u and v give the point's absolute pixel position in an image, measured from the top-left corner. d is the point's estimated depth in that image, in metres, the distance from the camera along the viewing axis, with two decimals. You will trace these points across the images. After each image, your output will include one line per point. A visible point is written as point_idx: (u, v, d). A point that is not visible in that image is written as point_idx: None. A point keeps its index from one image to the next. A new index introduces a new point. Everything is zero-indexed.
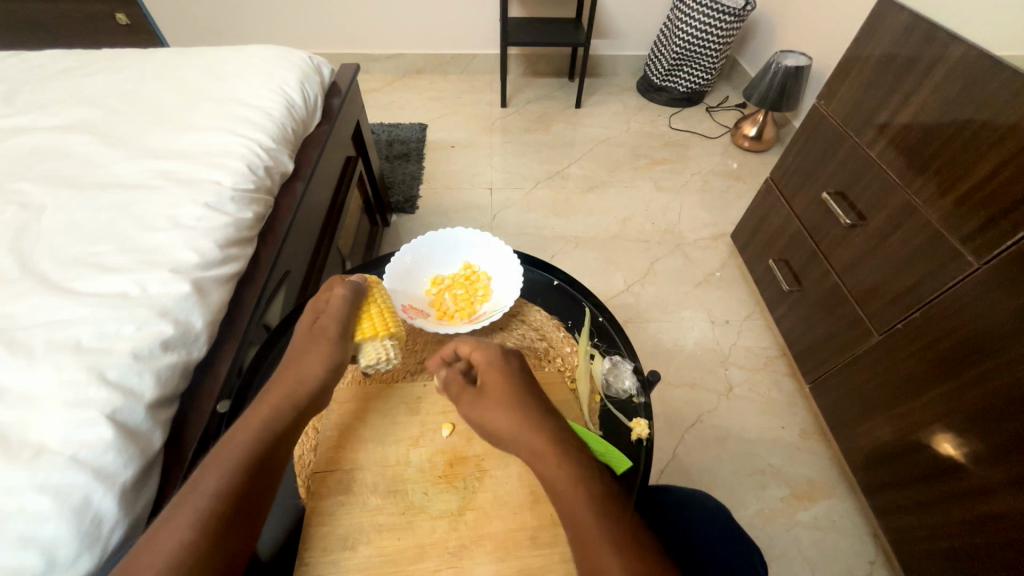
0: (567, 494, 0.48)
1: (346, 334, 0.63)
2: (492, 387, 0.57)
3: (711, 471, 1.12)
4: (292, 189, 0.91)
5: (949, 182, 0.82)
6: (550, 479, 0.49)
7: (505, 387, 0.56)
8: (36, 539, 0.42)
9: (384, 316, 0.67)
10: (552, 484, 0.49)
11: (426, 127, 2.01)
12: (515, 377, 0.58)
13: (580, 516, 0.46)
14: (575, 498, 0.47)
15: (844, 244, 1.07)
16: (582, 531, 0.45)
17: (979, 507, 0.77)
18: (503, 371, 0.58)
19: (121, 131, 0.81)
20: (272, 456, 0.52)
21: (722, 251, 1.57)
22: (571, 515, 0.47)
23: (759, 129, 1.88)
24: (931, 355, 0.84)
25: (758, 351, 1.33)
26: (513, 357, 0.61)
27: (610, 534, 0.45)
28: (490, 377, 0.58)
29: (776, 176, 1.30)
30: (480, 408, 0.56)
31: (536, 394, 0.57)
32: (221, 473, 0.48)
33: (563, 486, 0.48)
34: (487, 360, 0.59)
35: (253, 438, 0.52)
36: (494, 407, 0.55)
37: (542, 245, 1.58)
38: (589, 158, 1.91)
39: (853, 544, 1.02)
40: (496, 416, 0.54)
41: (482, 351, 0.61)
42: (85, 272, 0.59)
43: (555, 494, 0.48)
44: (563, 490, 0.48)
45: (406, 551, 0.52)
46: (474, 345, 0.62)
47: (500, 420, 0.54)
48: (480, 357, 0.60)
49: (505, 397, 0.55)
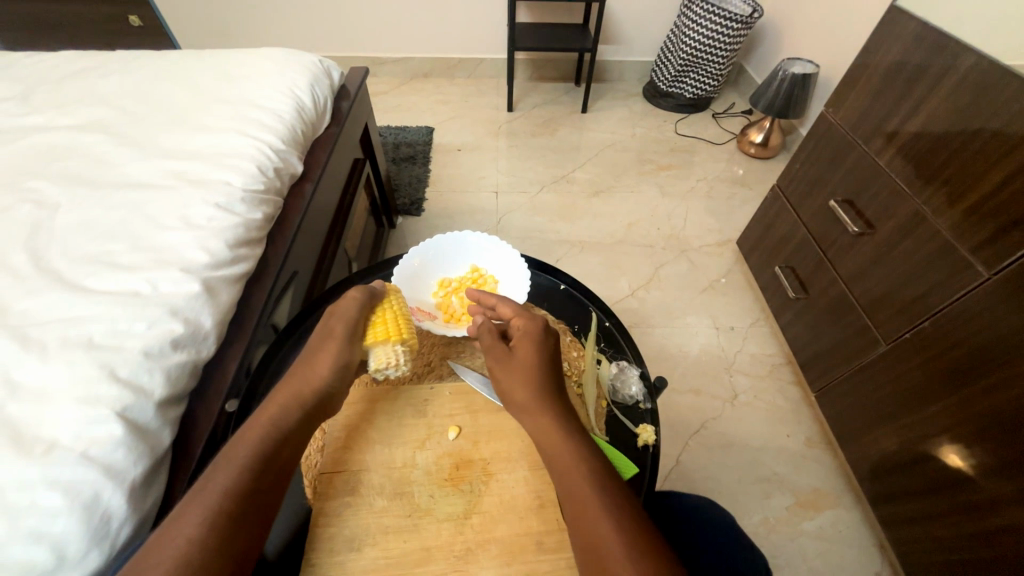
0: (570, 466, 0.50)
1: (355, 336, 0.63)
2: (523, 355, 0.58)
3: (714, 478, 1.11)
4: (302, 190, 0.92)
5: (959, 191, 0.82)
6: (554, 450, 0.52)
7: (535, 357, 0.58)
8: (47, 535, 0.43)
9: (398, 322, 0.67)
10: (557, 456, 0.51)
11: (433, 130, 2.02)
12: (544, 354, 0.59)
13: (579, 487, 0.48)
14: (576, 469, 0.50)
15: (851, 251, 1.07)
16: (582, 501, 0.47)
17: (987, 520, 0.76)
18: (538, 342, 0.60)
19: (134, 131, 0.82)
20: (279, 456, 0.52)
21: (727, 257, 1.57)
22: (570, 486, 0.49)
23: (765, 136, 1.88)
24: (938, 365, 0.84)
25: (763, 358, 1.32)
26: (553, 334, 0.62)
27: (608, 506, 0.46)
28: (523, 343, 0.59)
29: (783, 183, 1.30)
30: (505, 365, 0.58)
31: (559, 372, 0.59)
32: (229, 471, 0.48)
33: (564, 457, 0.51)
34: (527, 329, 0.61)
35: (261, 436, 0.52)
36: (519, 370, 0.57)
37: (547, 249, 1.58)
38: (594, 163, 1.91)
39: (859, 555, 1.01)
40: (519, 379, 0.57)
41: (526, 319, 0.62)
42: (97, 270, 0.60)
43: (557, 465, 0.51)
44: (565, 462, 0.50)
45: (411, 554, 0.52)
46: (520, 313, 0.64)
47: (521, 383, 0.57)
48: (522, 323, 0.62)
49: (532, 368, 0.57)
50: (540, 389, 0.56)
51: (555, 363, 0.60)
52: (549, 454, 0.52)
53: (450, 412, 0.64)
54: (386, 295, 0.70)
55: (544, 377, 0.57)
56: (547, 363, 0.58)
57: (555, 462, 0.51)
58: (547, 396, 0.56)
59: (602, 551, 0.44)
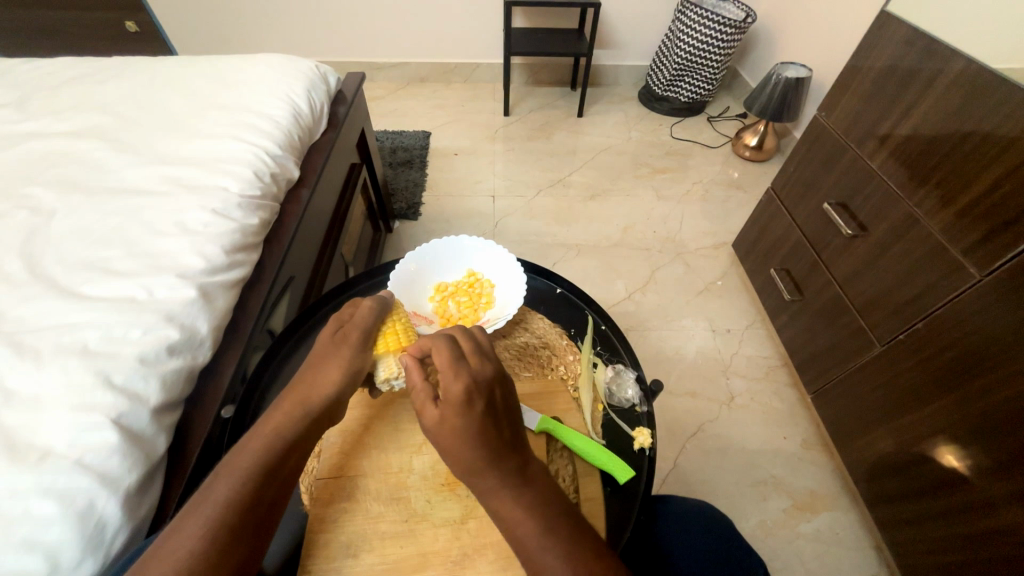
0: (522, 533, 0.48)
1: (367, 346, 0.63)
2: (451, 428, 0.50)
3: (712, 480, 1.11)
4: (298, 195, 0.92)
5: (950, 193, 0.83)
6: (504, 516, 0.48)
7: (462, 432, 0.50)
8: (40, 543, 0.42)
9: (409, 334, 0.67)
10: (505, 521, 0.48)
11: (430, 135, 2.03)
12: (476, 423, 0.50)
13: (532, 550, 0.47)
14: (528, 535, 0.47)
15: (845, 254, 1.08)
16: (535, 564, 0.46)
17: (981, 520, 0.77)
18: (463, 409, 0.51)
19: (132, 137, 0.82)
20: (287, 465, 0.52)
21: (723, 260, 1.58)
22: (523, 549, 0.47)
23: (760, 139, 1.90)
24: (931, 366, 0.85)
25: (759, 360, 1.33)
26: (487, 391, 0.53)
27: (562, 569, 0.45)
28: (450, 413, 0.51)
29: (778, 186, 1.31)
30: (434, 436, 0.52)
31: (499, 438, 0.51)
32: (234, 482, 0.48)
33: (516, 519, 0.48)
34: (456, 390, 0.51)
35: (268, 445, 0.52)
36: (449, 443, 0.50)
37: (543, 253, 1.58)
38: (590, 166, 1.92)
39: (855, 556, 1.02)
40: (450, 455, 0.50)
41: (455, 378, 0.52)
42: (93, 276, 0.60)
43: (508, 529, 0.48)
44: (522, 538, 0.47)
45: (408, 560, 0.52)
46: (444, 366, 0.53)
47: (455, 453, 0.50)
48: (445, 384, 0.52)
49: (464, 441, 0.50)
50: (476, 461, 0.50)
51: (493, 426, 0.51)
52: (501, 517, 0.49)
53: None
54: (398, 308, 0.71)
55: (478, 448, 0.50)
56: (480, 431, 0.50)
57: (505, 525, 0.49)
58: (485, 466, 0.49)
59: None
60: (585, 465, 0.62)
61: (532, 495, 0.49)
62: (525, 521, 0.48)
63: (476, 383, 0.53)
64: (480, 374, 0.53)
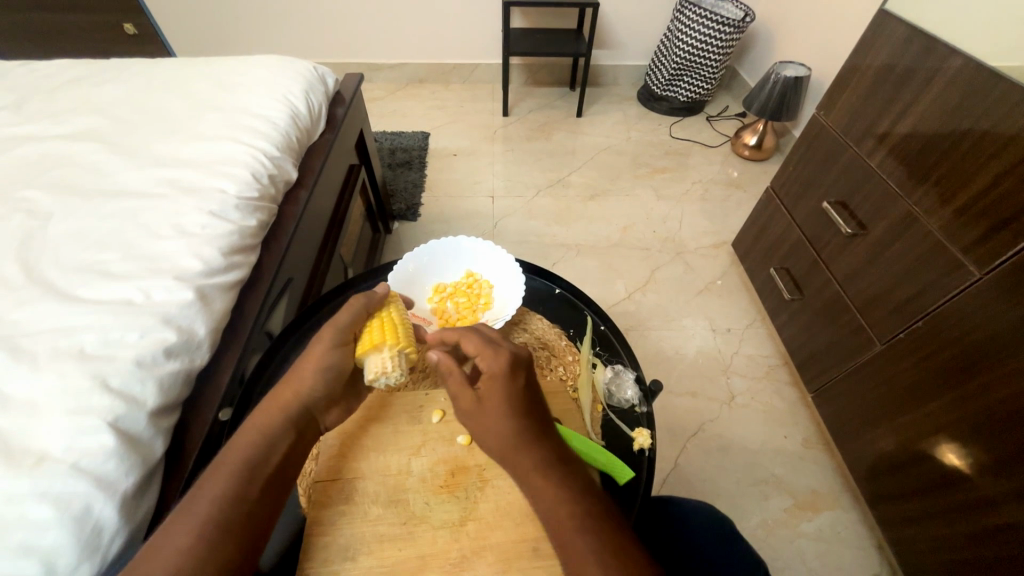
0: (562, 515, 0.46)
1: (344, 342, 0.61)
2: (490, 405, 0.52)
3: (713, 481, 1.11)
4: (297, 197, 0.92)
5: (949, 191, 0.83)
6: (543, 496, 0.48)
7: (503, 404, 0.52)
8: (38, 547, 0.42)
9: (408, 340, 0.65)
10: (545, 502, 0.47)
11: (428, 135, 2.03)
12: (513, 402, 0.52)
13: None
14: (567, 519, 0.46)
15: (844, 252, 1.08)
16: (572, 550, 0.44)
17: (985, 520, 0.76)
18: (500, 384, 0.53)
19: (129, 139, 0.82)
20: (270, 463, 0.52)
21: (723, 259, 1.58)
22: (559, 530, 0.46)
23: (759, 138, 1.90)
24: (933, 365, 0.84)
25: (760, 359, 1.33)
26: (521, 368, 0.56)
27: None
28: (489, 391, 0.53)
29: (777, 185, 1.31)
30: (473, 420, 0.53)
31: (535, 421, 0.52)
32: (224, 479, 0.48)
33: (557, 498, 0.47)
34: (493, 369, 0.54)
35: (252, 446, 0.52)
36: (487, 426, 0.52)
37: (543, 253, 1.58)
38: (589, 166, 1.92)
39: (857, 556, 1.01)
40: (490, 438, 0.51)
41: (492, 356, 0.55)
42: (90, 278, 0.60)
43: (546, 510, 0.47)
44: (559, 515, 0.46)
45: (406, 562, 0.51)
46: (481, 345, 0.57)
47: (498, 436, 0.51)
48: (484, 362, 0.56)
49: (503, 422, 0.51)
50: (517, 440, 0.50)
51: (530, 406, 0.53)
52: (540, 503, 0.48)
53: (443, 419, 0.63)
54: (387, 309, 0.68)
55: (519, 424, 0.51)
56: (518, 411, 0.52)
57: (546, 506, 0.47)
58: (523, 444, 0.50)
59: None
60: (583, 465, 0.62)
61: (592, 505, 0.48)
62: (566, 506, 0.47)
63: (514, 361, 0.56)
64: (517, 352, 0.58)
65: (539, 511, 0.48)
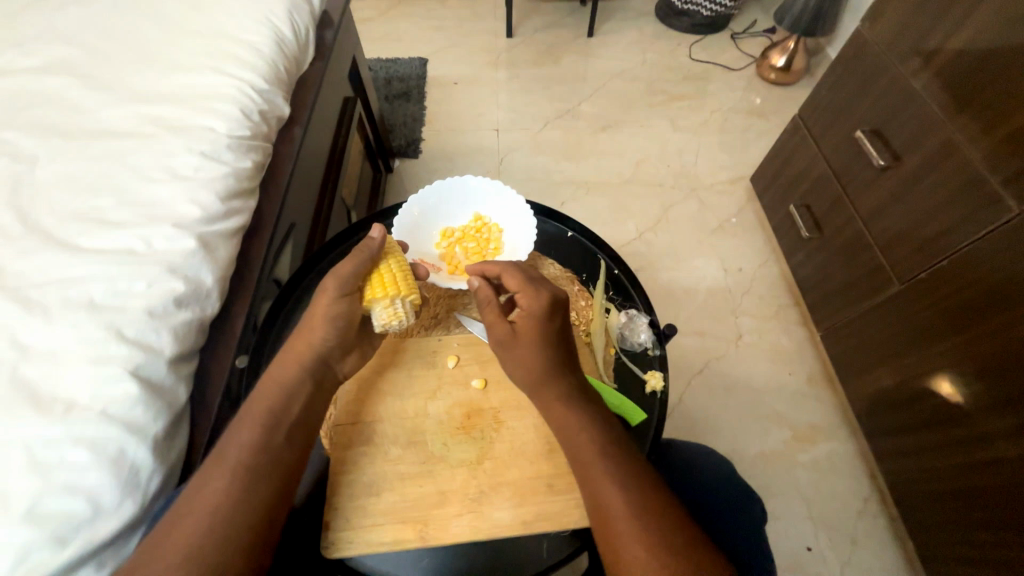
0: (579, 440, 0.53)
1: (350, 291, 0.60)
2: (524, 341, 0.57)
3: (715, 415, 1.15)
4: (291, 135, 0.87)
5: (993, 118, 0.77)
6: (564, 424, 0.54)
7: (537, 340, 0.57)
8: (81, 487, 0.45)
9: (406, 281, 0.63)
10: (565, 429, 0.54)
11: (427, 62, 1.86)
12: (545, 342, 0.57)
13: (609, 502, 0.49)
14: (584, 443, 0.52)
15: (872, 188, 1.02)
16: (588, 469, 0.51)
17: (979, 452, 0.80)
18: (538, 323, 0.58)
19: (104, 72, 0.75)
20: (292, 414, 0.54)
21: (739, 196, 1.51)
22: (577, 452, 0.53)
23: (788, 59, 1.73)
24: (950, 305, 0.83)
25: (770, 299, 1.32)
26: (557, 312, 0.60)
27: (630, 515, 0.48)
28: (525, 330, 0.57)
29: (805, 113, 1.21)
30: (507, 351, 0.58)
31: (561, 359, 0.58)
32: (253, 426, 0.52)
33: (574, 425, 0.54)
34: (531, 308, 0.58)
35: (278, 395, 0.54)
36: (521, 359, 0.57)
37: (551, 192, 1.52)
38: (600, 95, 1.78)
39: (850, 482, 1.08)
40: (520, 370, 0.57)
41: (531, 297, 0.59)
42: (88, 227, 0.58)
43: (567, 436, 0.54)
44: (578, 439, 0.53)
45: (428, 497, 0.55)
46: (522, 284, 0.60)
47: (529, 370, 0.56)
48: (523, 300, 0.59)
49: (535, 357, 0.56)
50: (545, 375, 0.56)
51: (558, 344, 0.59)
52: (561, 431, 0.55)
53: (458, 365, 0.63)
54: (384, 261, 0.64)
55: (548, 360, 0.57)
56: (550, 348, 0.57)
57: (565, 432, 0.54)
58: (550, 378, 0.56)
59: (610, 513, 0.48)
60: None
61: (606, 432, 0.54)
62: (584, 433, 0.53)
63: (552, 303, 0.60)
64: (556, 294, 0.60)
65: (560, 438, 0.55)
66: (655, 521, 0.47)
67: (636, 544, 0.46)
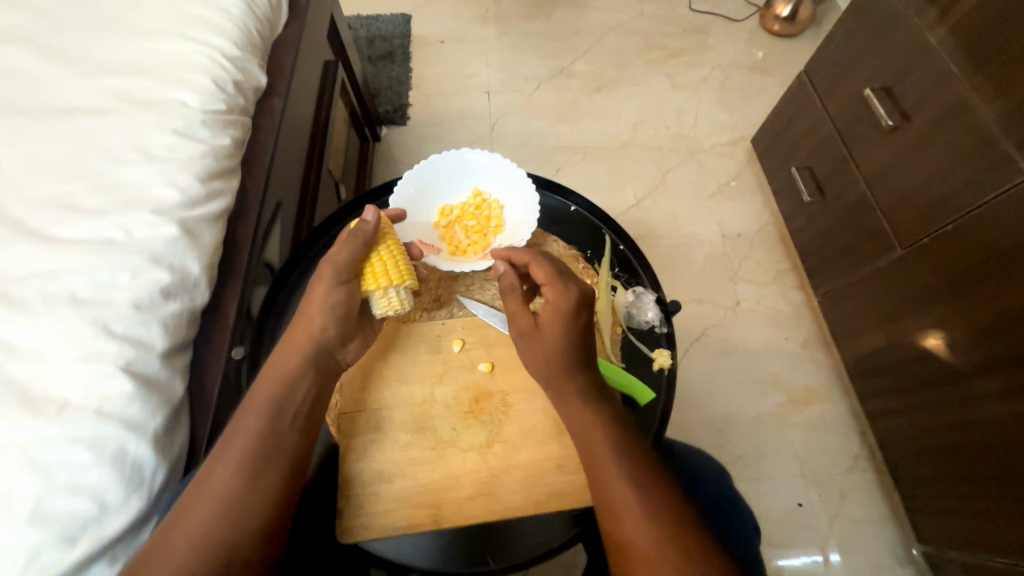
0: (583, 424, 0.54)
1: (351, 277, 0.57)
2: (548, 335, 0.56)
3: (713, 381, 1.17)
4: (271, 106, 0.81)
5: (1012, 74, 0.74)
6: (569, 408, 0.55)
7: (561, 336, 0.55)
8: (85, 486, 0.44)
9: (398, 266, 0.60)
10: (570, 413, 0.55)
11: (410, 18, 1.74)
12: (571, 339, 0.56)
13: (617, 494, 0.49)
14: (588, 427, 0.53)
15: (879, 149, 0.99)
16: (592, 452, 0.52)
17: (971, 412, 0.82)
18: (564, 319, 0.56)
19: (57, 37, 0.68)
20: (295, 404, 0.53)
21: (739, 157, 1.47)
22: (581, 435, 0.53)
23: (794, 8, 1.63)
24: (954, 270, 0.83)
25: (769, 264, 1.31)
26: (585, 309, 0.58)
27: (631, 497, 0.49)
28: (549, 323, 0.56)
29: (812, 69, 1.15)
30: (528, 344, 0.57)
31: (584, 355, 0.56)
32: (256, 419, 0.51)
33: (579, 411, 0.54)
34: (558, 303, 0.57)
35: (281, 388, 0.52)
36: (542, 351, 0.56)
37: (546, 158, 1.47)
38: (596, 51, 1.68)
39: (841, 441, 1.11)
40: (541, 363, 0.56)
41: (559, 291, 0.57)
42: (60, 215, 0.54)
43: (572, 420, 0.54)
44: (582, 423, 0.54)
45: (440, 482, 0.55)
46: (551, 279, 0.58)
47: (548, 362, 0.55)
48: (551, 294, 0.58)
49: (556, 352, 0.55)
50: (565, 370, 0.55)
51: (583, 341, 0.57)
52: (566, 415, 0.55)
53: (463, 348, 0.62)
54: (376, 246, 0.60)
55: (569, 356, 0.55)
56: (574, 344, 0.55)
57: (570, 416, 0.55)
58: (570, 374, 0.55)
59: (611, 495, 0.49)
60: None
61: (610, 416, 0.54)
62: (589, 418, 0.53)
63: (581, 300, 0.58)
64: (585, 291, 0.59)
65: (566, 421, 0.55)
66: (656, 503, 0.48)
67: (635, 526, 0.47)
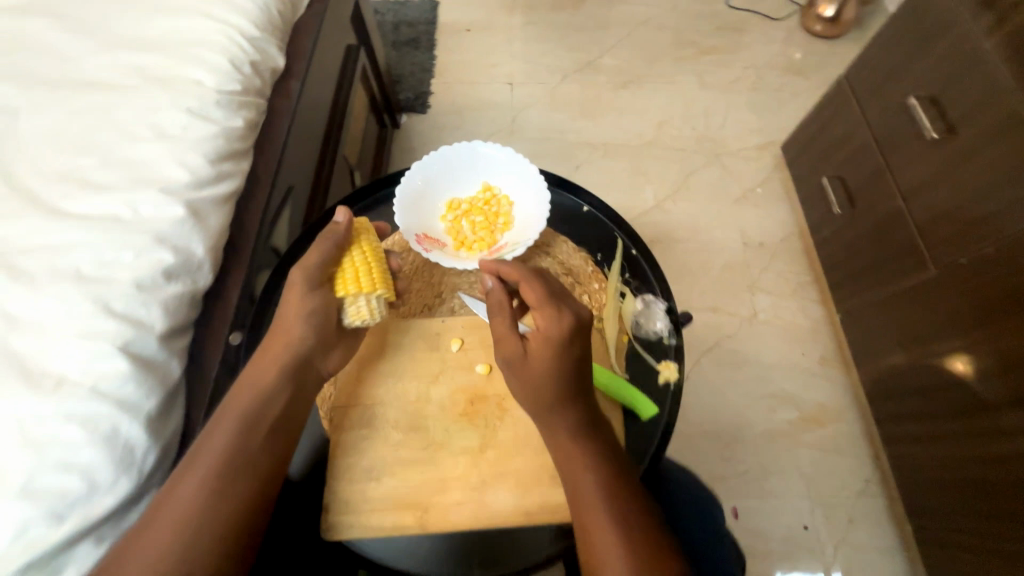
0: (569, 456, 0.51)
1: None
2: (534, 365, 0.52)
3: (722, 392, 1.14)
4: (288, 89, 0.81)
5: None
6: (556, 438, 0.52)
7: (548, 367, 0.51)
8: (76, 464, 0.44)
9: (369, 274, 0.59)
10: (557, 443, 0.52)
11: (437, 4, 1.71)
12: (559, 370, 0.51)
13: (600, 539, 0.46)
14: (575, 459, 0.50)
15: (918, 161, 0.93)
16: (577, 487, 0.49)
17: (996, 447, 0.77)
18: (554, 348, 0.51)
19: (80, 10, 0.68)
20: (287, 394, 0.53)
21: (767, 163, 1.41)
22: (567, 468, 0.51)
23: (838, 8, 1.55)
24: (991, 295, 0.78)
25: (790, 276, 1.25)
26: (578, 337, 0.53)
27: (615, 539, 0.46)
28: (537, 352, 0.52)
29: (852, 74, 1.09)
30: (514, 371, 0.53)
31: (574, 387, 0.52)
32: (245, 406, 0.50)
33: (567, 440, 0.51)
34: (546, 330, 0.52)
35: (275, 377, 0.52)
36: (528, 381, 0.52)
37: (565, 153, 1.43)
38: (625, 45, 1.63)
39: (854, 464, 1.07)
40: (527, 392, 0.52)
41: (550, 318, 0.52)
42: (71, 190, 0.54)
43: (558, 450, 0.52)
44: (569, 455, 0.51)
45: (429, 483, 0.54)
46: (542, 302, 0.54)
47: (535, 392, 0.51)
48: (541, 319, 0.53)
49: (542, 383, 0.51)
50: (553, 401, 0.51)
51: (574, 372, 0.52)
52: (553, 444, 0.52)
53: (462, 348, 0.61)
54: (348, 250, 0.60)
55: (557, 388, 0.51)
56: (562, 376, 0.51)
57: (557, 446, 0.52)
58: (558, 405, 0.51)
59: (593, 535, 0.47)
60: (606, 398, 0.62)
61: (600, 448, 0.51)
62: (576, 450, 0.51)
63: (575, 326, 0.53)
64: (580, 316, 0.54)
65: (552, 450, 0.52)
66: (641, 545, 0.46)
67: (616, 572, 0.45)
